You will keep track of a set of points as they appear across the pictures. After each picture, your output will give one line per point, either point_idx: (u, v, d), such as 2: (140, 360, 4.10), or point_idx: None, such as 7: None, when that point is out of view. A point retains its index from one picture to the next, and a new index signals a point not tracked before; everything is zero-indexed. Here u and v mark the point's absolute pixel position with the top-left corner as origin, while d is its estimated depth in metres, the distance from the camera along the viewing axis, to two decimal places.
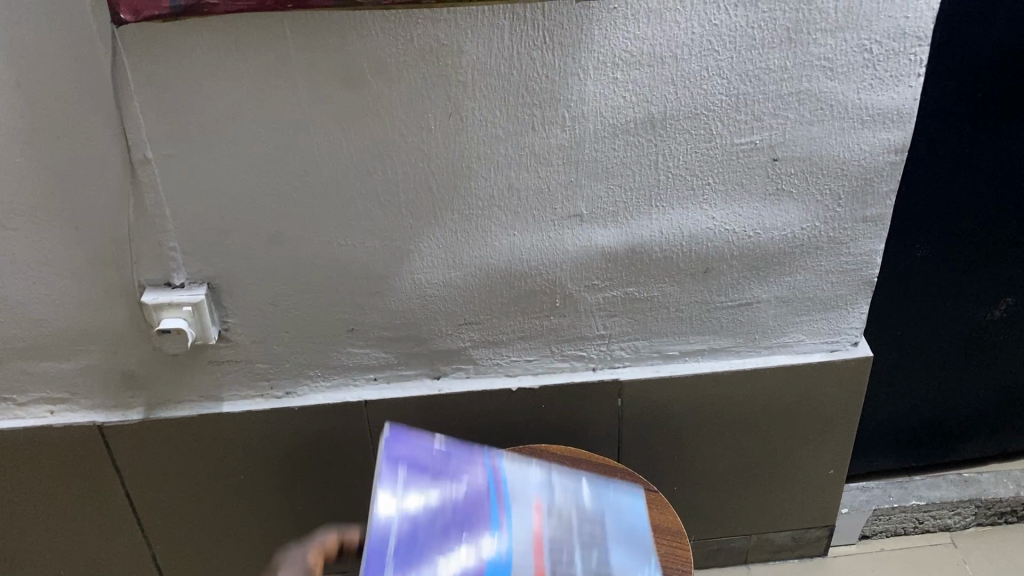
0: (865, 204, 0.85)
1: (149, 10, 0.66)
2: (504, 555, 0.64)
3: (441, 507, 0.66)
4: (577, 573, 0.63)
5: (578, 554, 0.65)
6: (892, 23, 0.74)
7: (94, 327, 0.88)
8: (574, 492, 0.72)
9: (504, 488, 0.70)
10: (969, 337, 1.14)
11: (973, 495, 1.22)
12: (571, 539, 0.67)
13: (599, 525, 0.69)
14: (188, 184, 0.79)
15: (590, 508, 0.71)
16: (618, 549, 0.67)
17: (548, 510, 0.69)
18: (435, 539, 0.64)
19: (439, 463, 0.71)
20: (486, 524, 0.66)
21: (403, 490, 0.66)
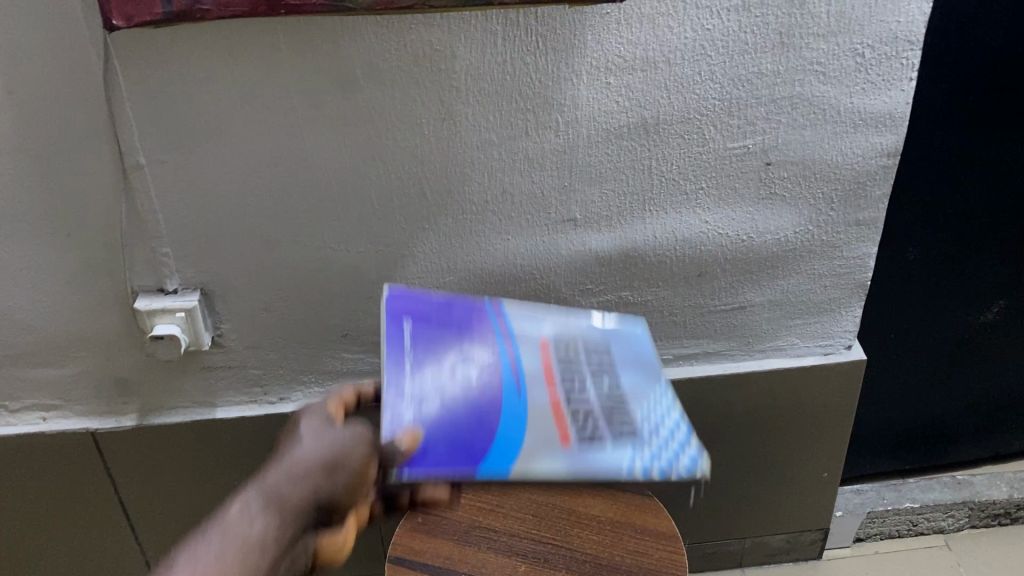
0: (858, 208, 0.86)
1: (141, 16, 0.65)
2: (518, 387, 0.73)
3: (453, 353, 0.73)
4: (591, 398, 0.74)
5: (590, 381, 0.76)
6: (884, 28, 0.75)
7: (87, 333, 0.88)
8: (578, 324, 0.81)
9: (511, 331, 0.78)
10: (962, 339, 1.14)
11: (968, 497, 1.23)
12: (581, 369, 0.76)
13: (605, 353, 0.79)
14: (181, 189, 0.78)
15: (597, 338, 0.80)
16: (624, 372, 0.78)
17: (555, 345, 0.78)
18: (453, 378, 0.71)
19: (444, 316, 0.77)
20: (498, 366, 0.74)
21: (415, 346, 0.72)
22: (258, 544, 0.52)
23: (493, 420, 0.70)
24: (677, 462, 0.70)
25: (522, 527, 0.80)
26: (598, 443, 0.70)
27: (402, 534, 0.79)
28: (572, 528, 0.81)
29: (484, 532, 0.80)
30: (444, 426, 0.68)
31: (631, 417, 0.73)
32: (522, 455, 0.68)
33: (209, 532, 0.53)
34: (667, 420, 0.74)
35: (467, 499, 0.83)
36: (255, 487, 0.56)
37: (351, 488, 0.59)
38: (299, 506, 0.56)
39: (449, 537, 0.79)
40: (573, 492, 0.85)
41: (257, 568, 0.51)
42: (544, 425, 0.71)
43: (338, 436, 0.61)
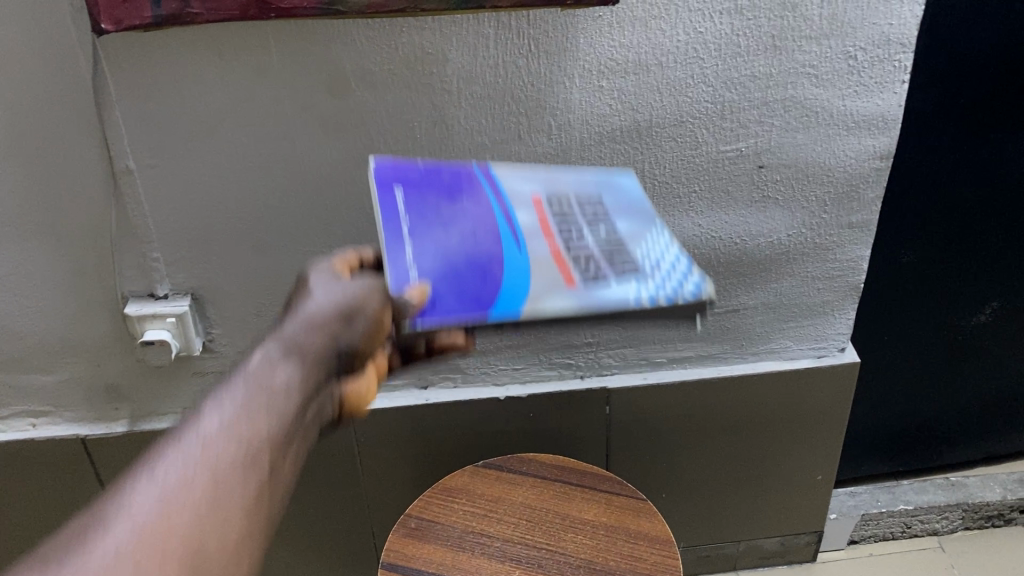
0: (850, 211, 0.85)
1: (130, 19, 0.65)
2: (516, 237, 0.61)
3: (444, 214, 0.61)
4: (590, 243, 0.62)
5: (585, 228, 0.64)
6: (876, 30, 0.74)
7: (76, 339, 0.87)
8: (564, 180, 0.70)
9: (500, 189, 0.66)
10: (955, 341, 1.14)
11: (961, 499, 1.23)
12: (575, 218, 0.65)
13: (596, 205, 0.68)
14: (171, 194, 0.78)
15: (587, 192, 0.70)
16: (620, 220, 0.66)
17: (547, 203, 0.66)
18: (451, 236, 0.59)
19: (431, 178, 0.65)
20: (492, 220, 0.62)
21: (405, 208, 0.60)
22: (283, 391, 0.50)
23: (499, 272, 0.57)
24: (683, 288, 0.57)
25: (516, 532, 0.80)
26: (602, 280, 0.58)
27: (395, 540, 0.80)
28: (566, 533, 0.80)
29: (477, 537, 0.80)
30: (451, 280, 0.56)
31: (633, 256, 0.61)
32: (530, 298, 0.55)
33: (230, 381, 0.50)
34: (668, 257, 0.62)
35: (461, 505, 0.83)
36: (272, 340, 0.54)
37: (369, 334, 0.57)
38: (318, 353, 0.54)
39: (442, 543, 0.79)
40: (567, 497, 0.84)
41: (287, 413, 0.50)
42: (546, 271, 0.58)
43: (351, 287, 0.59)
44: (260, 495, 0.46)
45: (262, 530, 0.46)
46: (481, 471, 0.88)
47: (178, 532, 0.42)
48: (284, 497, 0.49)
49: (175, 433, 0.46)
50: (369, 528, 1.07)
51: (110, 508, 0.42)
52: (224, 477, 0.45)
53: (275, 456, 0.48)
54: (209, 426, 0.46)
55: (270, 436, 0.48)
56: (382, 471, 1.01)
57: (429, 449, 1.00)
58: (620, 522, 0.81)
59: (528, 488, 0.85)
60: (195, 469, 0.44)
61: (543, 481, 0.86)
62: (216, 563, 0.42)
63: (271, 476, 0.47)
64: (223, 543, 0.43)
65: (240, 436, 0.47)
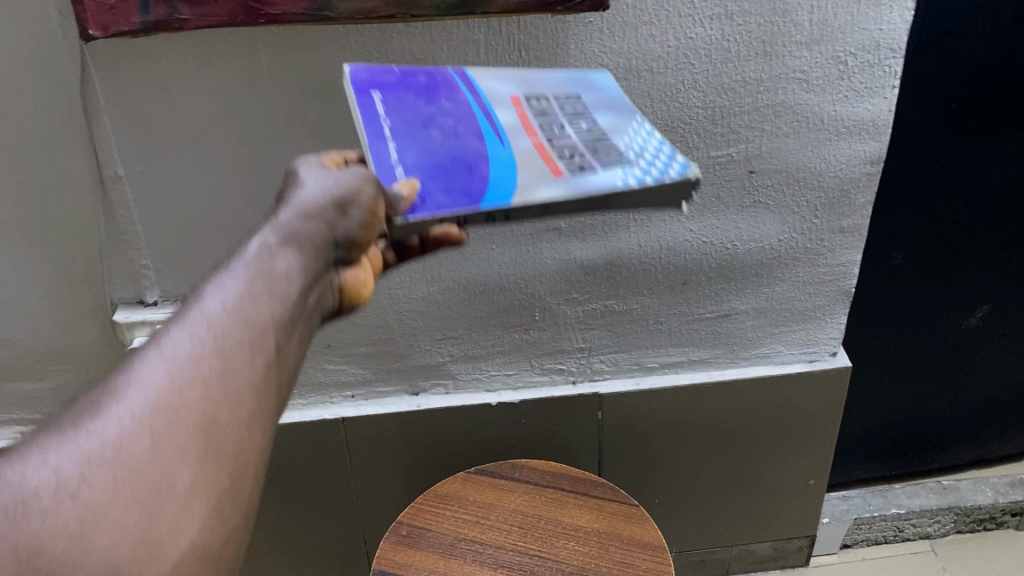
0: (841, 216, 0.85)
1: (118, 25, 0.64)
2: (498, 136, 0.60)
3: (426, 117, 0.60)
4: (572, 136, 0.61)
5: (566, 122, 0.63)
6: (867, 36, 0.74)
7: (65, 345, 0.87)
8: (542, 80, 0.68)
9: (477, 87, 0.65)
10: (947, 344, 1.14)
11: (953, 503, 1.23)
12: (556, 115, 0.63)
13: (577, 100, 0.66)
14: (160, 200, 0.77)
15: (566, 86, 0.68)
16: (602, 113, 0.65)
17: (527, 102, 0.65)
18: (435, 137, 0.59)
19: (408, 82, 0.64)
20: (472, 119, 0.61)
21: (386, 115, 0.59)
22: (287, 274, 0.48)
23: (486, 168, 0.56)
24: (670, 169, 0.56)
25: (508, 539, 0.80)
26: (590, 168, 0.56)
27: (387, 548, 0.79)
28: (558, 539, 0.80)
29: (470, 544, 0.79)
30: (439, 178, 0.55)
31: (618, 144, 0.60)
32: (519, 189, 0.53)
33: (230, 268, 0.46)
34: (653, 143, 0.61)
35: (453, 512, 0.83)
36: (271, 225, 0.50)
37: (365, 226, 0.53)
38: (322, 240, 0.52)
39: (434, 550, 0.79)
40: (560, 503, 0.84)
41: (289, 297, 0.47)
42: (531, 164, 0.57)
43: (344, 178, 0.55)
44: (266, 378, 0.43)
45: (275, 404, 0.44)
46: (473, 478, 0.87)
47: (193, 398, 0.39)
48: (295, 370, 0.47)
49: (178, 312, 0.43)
50: (361, 535, 1.06)
51: (121, 379, 0.40)
52: (232, 354, 0.42)
53: (278, 341, 0.45)
54: (210, 306, 0.43)
55: (274, 315, 0.45)
56: (374, 478, 1.00)
57: (421, 456, 0.99)
58: (613, 528, 0.81)
59: (520, 494, 0.85)
60: (200, 344, 0.41)
61: (535, 487, 0.86)
62: (233, 431, 0.41)
63: (276, 354, 0.45)
64: (239, 410, 0.41)
65: (244, 318, 0.43)
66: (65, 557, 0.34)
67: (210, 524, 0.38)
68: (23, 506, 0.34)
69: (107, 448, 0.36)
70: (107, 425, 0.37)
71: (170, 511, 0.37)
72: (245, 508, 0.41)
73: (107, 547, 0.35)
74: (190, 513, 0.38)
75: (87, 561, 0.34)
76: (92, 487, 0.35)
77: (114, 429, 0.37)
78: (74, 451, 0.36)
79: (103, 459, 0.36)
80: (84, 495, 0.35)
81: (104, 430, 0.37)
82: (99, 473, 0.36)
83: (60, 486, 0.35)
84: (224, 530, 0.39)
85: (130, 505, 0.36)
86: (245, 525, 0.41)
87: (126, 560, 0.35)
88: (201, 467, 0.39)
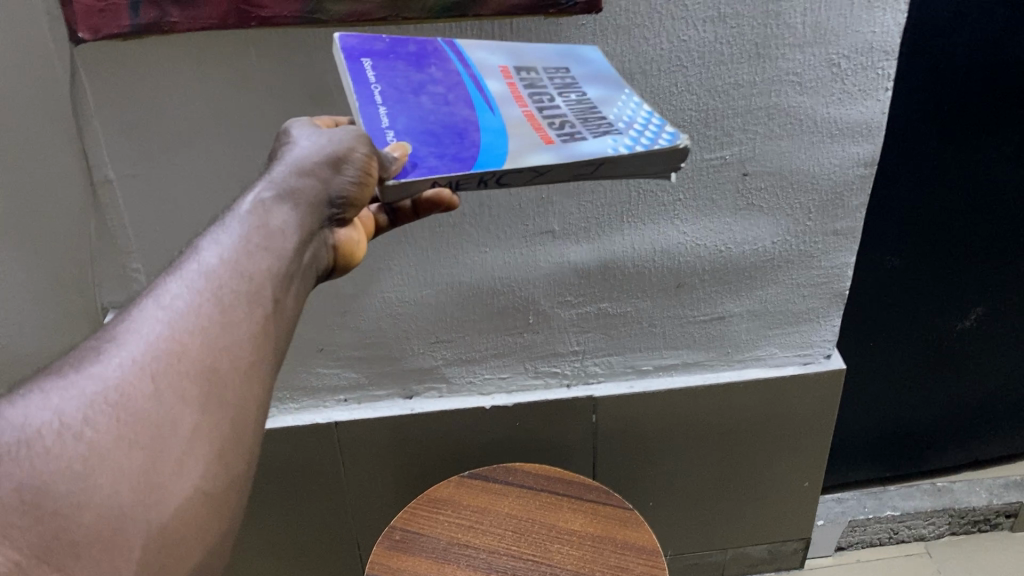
0: (835, 217, 0.85)
1: (107, 28, 0.64)
2: (488, 104, 0.60)
3: (416, 84, 0.60)
4: (563, 108, 0.61)
5: (555, 94, 0.63)
6: (860, 38, 0.74)
7: (56, 349, 0.87)
8: (532, 51, 0.68)
9: (467, 56, 0.65)
10: (941, 346, 1.14)
11: (948, 505, 1.24)
12: (546, 89, 0.63)
13: (566, 72, 0.66)
14: (151, 204, 0.77)
15: (555, 57, 0.67)
16: (592, 84, 0.65)
17: (517, 73, 0.65)
18: (424, 104, 0.59)
19: (399, 49, 0.63)
20: (462, 87, 0.61)
21: (376, 81, 0.59)
22: (282, 230, 0.48)
23: (477, 134, 0.56)
24: (660, 138, 0.56)
25: (502, 544, 0.80)
26: (580, 137, 0.56)
27: (380, 553, 0.79)
28: (552, 544, 0.80)
29: (463, 549, 0.79)
30: (430, 144, 0.55)
31: (607, 115, 0.60)
32: (511, 154, 0.53)
33: (225, 223, 0.47)
34: (642, 114, 0.60)
35: (447, 516, 0.83)
36: (265, 182, 0.50)
37: (359, 184, 0.53)
38: (316, 198, 0.52)
39: (428, 556, 0.78)
40: (554, 507, 0.84)
41: (286, 251, 0.47)
42: (521, 132, 0.57)
43: (336, 134, 0.54)
44: (265, 329, 0.44)
45: (275, 356, 0.44)
46: (467, 482, 0.87)
47: (192, 347, 0.40)
48: (295, 324, 0.47)
49: (176, 264, 0.44)
50: (354, 540, 1.06)
51: (121, 327, 0.40)
52: (230, 305, 0.42)
53: (277, 293, 0.45)
54: (207, 259, 0.44)
55: (272, 268, 0.45)
56: (367, 483, 1.00)
57: (415, 460, 0.99)
58: (607, 532, 0.81)
59: (514, 498, 0.85)
60: (197, 295, 0.42)
61: (529, 491, 0.86)
62: (233, 379, 0.41)
63: (275, 306, 0.45)
64: (239, 359, 0.42)
65: (242, 272, 0.44)
66: (69, 495, 0.35)
67: (212, 469, 0.39)
68: (29, 443, 0.35)
69: (108, 391, 0.37)
70: (107, 370, 0.38)
71: (171, 453, 0.37)
72: (248, 457, 0.42)
73: (110, 487, 0.36)
74: (193, 457, 0.38)
75: (91, 500, 0.35)
76: (95, 430, 0.36)
77: (115, 373, 0.38)
78: (77, 393, 0.37)
79: (105, 402, 0.37)
80: (88, 436, 0.36)
81: (105, 374, 0.38)
82: (101, 415, 0.37)
83: (64, 426, 0.36)
84: (227, 477, 0.40)
85: (132, 447, 0.37)
86: (248, 474, 0.42)
87: (129, 503, 0.36)
88: (201, 413, 0.39)
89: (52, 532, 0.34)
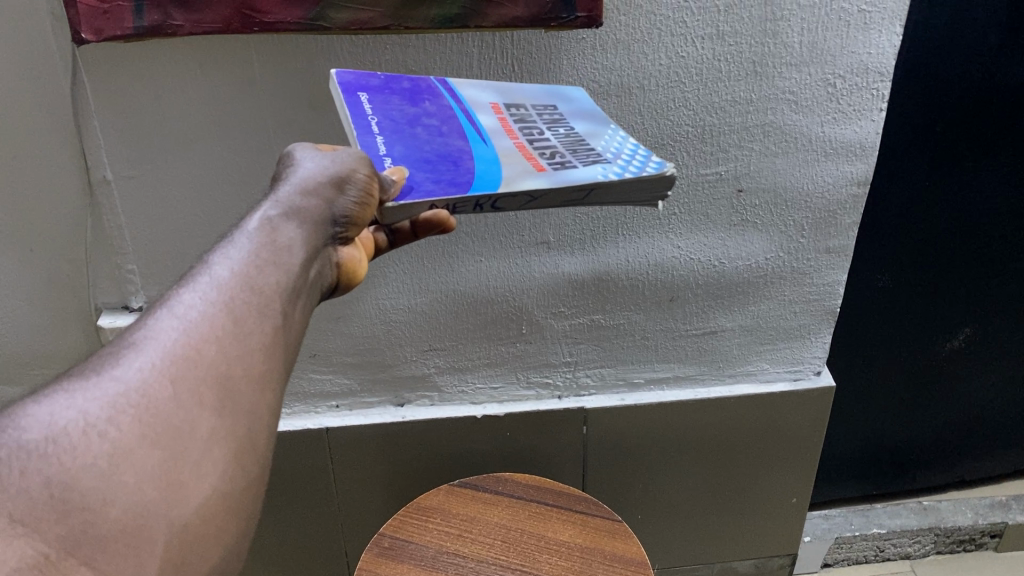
0: (828, 236, 0.86)
1: (111, 29, 0.64)
2: (481, 136, 0.61)
3: (411, 116, 0.62)
4: (551, 139, 0.62)
5: (545, 129, 0.64)
6: (855, 59, 0.75)
7: (49, 347, 0.87)
8: (520, 90, 0.69)
9: (459, 94, 0.66)
10: (929, 366, 1.15)
11: (933, 524, 1.25)
12: (536, 123, 0.64)
13: (554, 109, 0.67)
14: (147, 206, 0.77)
15: (544, 96, 0.69)
16: (579, 120, 0.66)
17: (507, 110, 0.66)
18: (419, 135, 0.60)
19: (393, 85, 0.64)
20: (455, 120, 0.62)
21: (373, 114, 0.60)
22: (289, 247, 0.48)
23: (471, 162, 0.57)
24: (648, 166, 0.56)
25: (490, 554, 0.80)
26: (571, 165, 0.57)
27: (367, 560, 0.79)
28: (541, 554, 0.80)
29: (452, 558, 0.79)
30: (425, 169, 0.56)
31: (596, 147, 0.60)
32: (505, 180, 0.54)
33: (233, 240, 0.47)
34: (630, 145, 0.61)
35: (436, 525, 0.83)
36: (270, 202, 0.50)
37: (362, 205, 0.53)
38: (321, 216, 0.51)
39: (417, 564, 0.78)
40: (544, 517, 0.84)
41: (294, 266, 0.47)
42: (513, 161, 0.57)
43: (337, 155, 0.54)
44: (275, 342, 0.44)
45: (285, 368, 0.44)
46: (457, 490, 0.87)
47: (207, 354, 0.40)
48: (302, 338, 0.47)
49: (186, 278, 0.44)
50: (342, 547, 1.06)
51: (136, 335, 0.40)
52: (241, 316, 0.43)
53: (286, 307, 0.45)
54: (219, 272, 0.44)
55: (281, 282, 0.46)
56: (356, 491, 1.00)
57: (405, 468, 0.99)
58: (596, 544, 0.81)
59: (504, 508, 0.85)
60: (210, 305, 0.42)
61: (519, 501, 0.86)
62: (247, 388, 0.41)
63: (284, 319, 0.45)
64: (251, 368, 0.41)
65: (252, 284, 0.44)
66: (95, 491, 0.34)
67: (230, 471, 0.39)
68: (55, 441, 0.35)
69: (129, 393, 0.37)
70: (128, 373, 0.38)
71: (191, 456, 0.37)
72: (263, 462, 0.41)
73: (134, 484, 0.35)
74: (211, 459, 0.38)
75: (116, 496, 0.35)
76: (118, 429, 0.36)
77: (135, 376, 0.38)
78: (99, 394, 0.37)
79: (126, 402, 0.37)
80: (112, 434, 0.36)
81: (126, 377, 0.38)
82: (123, 415, 0.37)
83: (89, 425, 0.36)
84: (244, 482, 0.40)
85: (152, 447, 0.36)
86: (262, 479, 0.41)
87: (152, 500, 0.35)
88: (218, 417, 0.39)
89: (79, 527, 0.33)
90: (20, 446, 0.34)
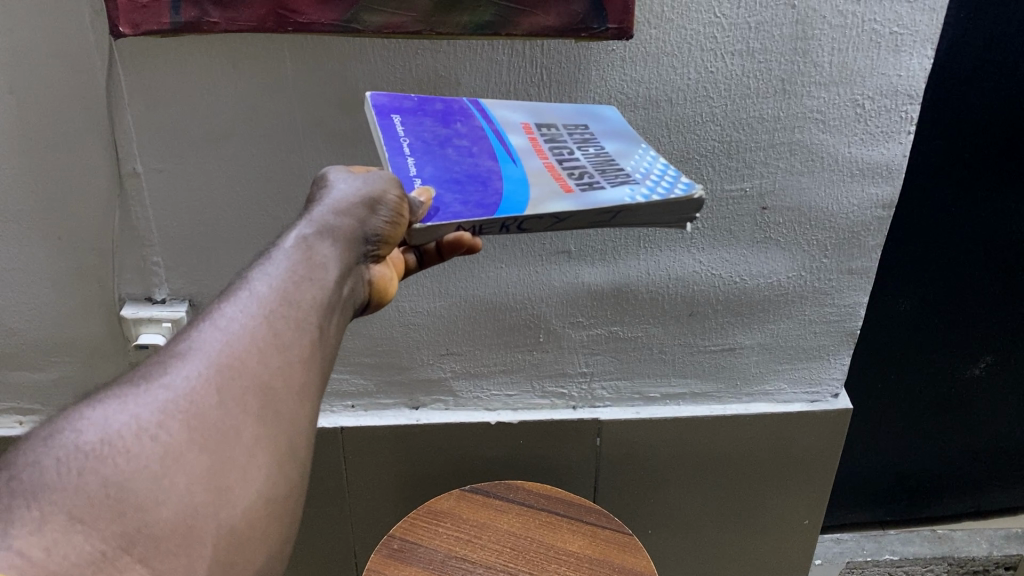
0: (852, 257, 0.86)
1: (149, 24, 0.65)
2: (511, 156, 0.61)
3: (443, 137, 0.62)
4: (580, 159, 0.62)
5: (575, 149, 0.64)
6: (885, 80, 0.74)
7: (71, 336, 0.88)
8: (552, 111, 0.70)
9: (491, 115, 0.67)
10: (948, 393, 1.14)
11: (947, 553, 1.26)
12: (567, 143, 0.65)
13: (586, 129, 0.67)
14: (176, 200, 0.78)
15: (574, 117, 0.69)
16: (611, 141, 0.66)
17: (538, 129, 0.66)
18: (450, 156, 0.60)
19: (427, 107, 0.65)
20: (486, 141, 0.63)
21: (405, 135, 0.61)
22: (324, 264, 0.48)
23: (499, 183, 0.57)
24: (676, 187, 0.56)
25: (499, 560, 0.80)
26: (598, 186, 0.56)
27: (377, 560, 0.79)
28: (550, 564, 0.80)
29: (460, 563, 0.79)
30: (454, 190, 0.56)
31: (623, 167, 0.60)
32: (531, 202, 0.54)
33: (270, 257, 0.48)
34: (659, 166, 0.61)
35: (446, 529, 0.83)
36: (304, 221, 0.51)
37: (393, 224, 0.53)
38: (353, 235, 0.52)
39: (423, 567, 0.78)
40: (553, 527, 0.84)
41: (330, 283, 0.48)
42: (541, 182, 0.57)
43: (369, 177, 0.54)
44: (313, 354, 0.44)
45: (322, 379, 0.45)
46: (468, 496, 0.87)
47: (250, 364, 0.41)
48: (337, 353, 0.48)
49: (227, 292, 0.45)
50: (350, 548, 1.06)
51: (182, 345, 0.41)
52: (280, 329, 0.43)
53: (323, 322, 0.46)
54: (258, 287, 0.45)
55: (318, 298, 0.46)
56: (367, 492, 1.00)
57: (418, 470, 0.99)
58: (606, 556, 0.80)
59: (513, 516, 0.85)
60: (251, 318, 0.43)
61: (530, 510, 0.86)
62: (287, 397, 0.41)
63: (320, 333, 0.45)
64: (290, 380, 0.42)
65: (290, 298, 0.45)
66: (148, 491, 0.35)
67: (272, 477, 0.39)
68: (110, 443, 0.35)
69: (178, 399, 0.38)
70: (175, 381, 0.39)
71: (236, 461, 0.38)
72: (303, 471, 0.42)
73: (184, 486, 0.36)
74: (254, 465, 0.38)
75: (169, 497, 0.35)
76: (169, 434, 0.37)
77: (183, 384, 0.39)
78: (150, 400, 0.38)
79: (176, 408, 0.38)
80: (163, 438, 0.36)
81: (174, 385, 0.39)
82: (173, 420, 0.37)
83: (141, 428, 0.36)
84: (286, 487, 0.40)
85: (201, 452, 0.37)
86: (300, 487, 0.42)
87: (202, 503, 0.36)
88: (260, 424, 0.40)
89: (135, 525, 0.34)
90: (78, 447, 0.35)
